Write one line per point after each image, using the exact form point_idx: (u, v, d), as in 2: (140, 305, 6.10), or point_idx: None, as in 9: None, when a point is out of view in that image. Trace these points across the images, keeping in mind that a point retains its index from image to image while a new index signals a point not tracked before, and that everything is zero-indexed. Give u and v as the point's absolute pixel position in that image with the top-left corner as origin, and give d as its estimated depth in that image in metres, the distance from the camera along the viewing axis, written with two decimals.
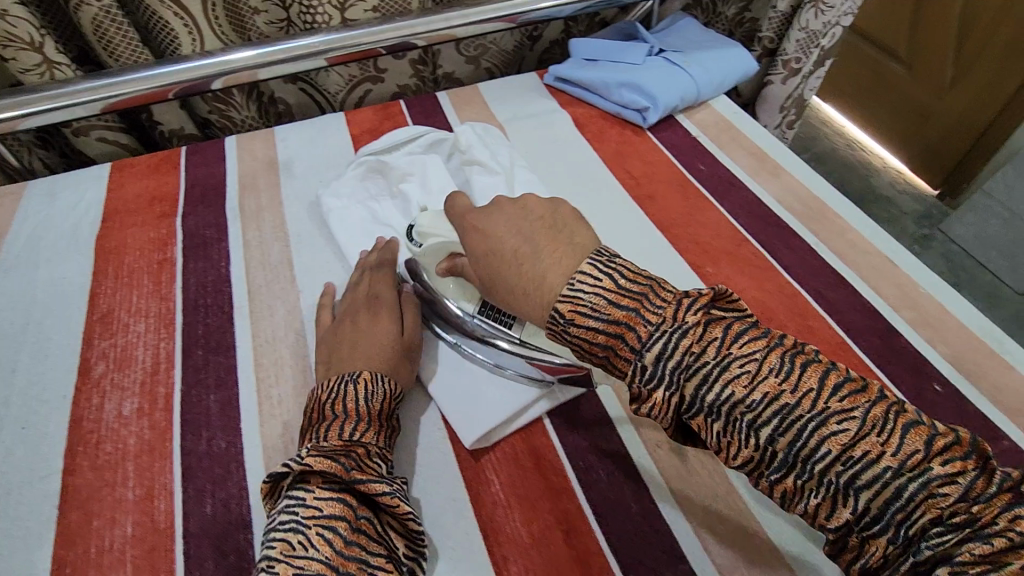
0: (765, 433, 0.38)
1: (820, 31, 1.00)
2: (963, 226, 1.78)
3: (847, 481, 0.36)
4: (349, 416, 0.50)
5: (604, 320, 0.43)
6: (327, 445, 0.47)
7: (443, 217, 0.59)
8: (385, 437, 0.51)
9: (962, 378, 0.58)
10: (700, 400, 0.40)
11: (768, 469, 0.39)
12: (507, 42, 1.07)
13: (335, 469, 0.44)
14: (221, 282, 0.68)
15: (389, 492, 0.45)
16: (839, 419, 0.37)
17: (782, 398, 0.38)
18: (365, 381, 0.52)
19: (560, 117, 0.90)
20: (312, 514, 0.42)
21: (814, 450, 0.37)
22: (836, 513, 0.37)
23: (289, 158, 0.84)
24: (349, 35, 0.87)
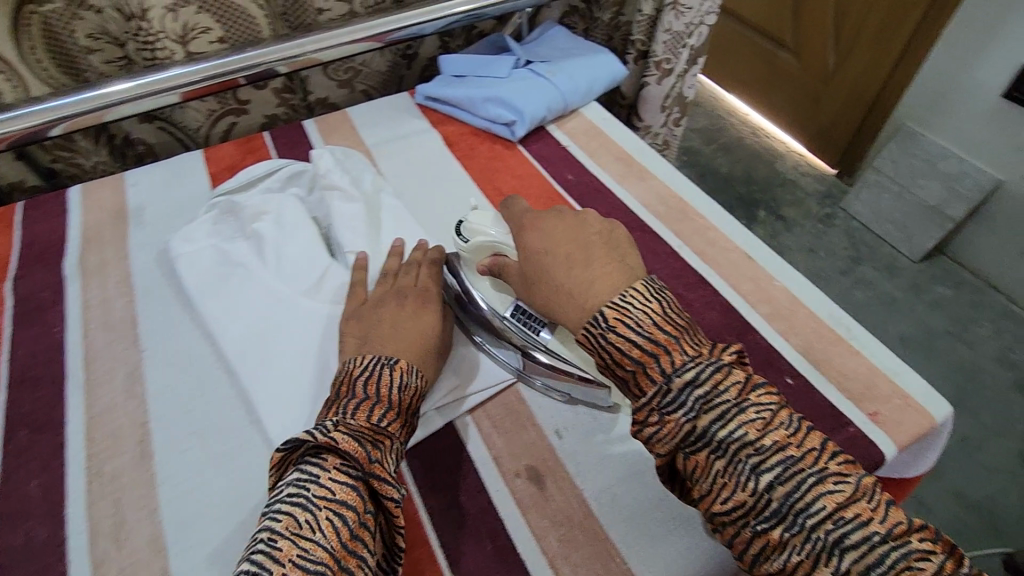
0: (766, 479, 0.42)
1: (684, 31, 1.03)
2: (860, 203, 1.87)
3: (835, 540, 0.40)
4: (380, 400, 0.48)
5: (639, 340, 0.46)
6: (356, 426, 0.46)
7: (492, 218, 0.62)
8: (405, 429, 0.49)
9: (811, 368, 0.59)
10: (710, 436, 0.43)
11: (756, 518, 0.42)
12: (380, 62, 1.04)
13: (360, 455, 0.43)
14: (55, 350, 0.63)
15: (397, 497, 0.44)
16: (837, 480, 0.42)
17: (789, 449, 0.43)
18: (402, 368, 0.50)
19: (430, 137, 0.88)
20: (324, 495, 0.41)
21: (809, 504, 0.41)
22: (814, 569, 0.40)
23: (139, 204, 0.79)
24: (195, 70, 0.82)
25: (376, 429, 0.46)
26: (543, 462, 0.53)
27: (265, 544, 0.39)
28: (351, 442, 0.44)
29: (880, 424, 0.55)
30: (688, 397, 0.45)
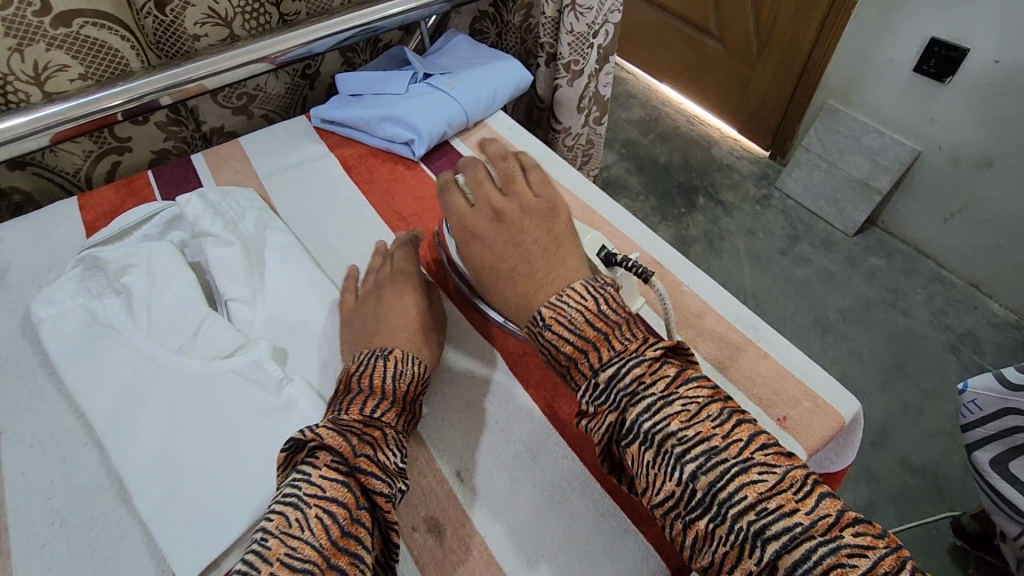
0: (690, 468, 0.40)
1: (586, 31, 1.01)
2: (794, 181, 1.90)
3: (756, 531, 0.37)
4: (373, 392, 0.50)
5: (573, 333, 0.46)
6: (353, 421, 0.46)
7: (474, 181, 0.62)
8: (405, 420, 0.51)
9: (718, 374, 0.58)
10: (637, 425, 0.41)
11: (685, 508, 0.39)
12: (275, 85, 0.99)
13: (344, 447, 0.43)
14: None
15: (389, 493, 0.44)
16: (760, 470, 0.39)
17: (713, 439, 0.40)
18: (399, 359, 0.53)
19: (329, 162, 0.84)
20: (315, 493, 0.41)
21: (732, 494, 0.38)
22: (739, 565, 0.37)
23: (4, 263, 0.72)
24: (52, 112, 0.75)
25: (372, 419, 0.48)
26: (443, 511, 0.50)
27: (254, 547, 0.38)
28: (342, 437, 0.44)
29: (790, 428, 0.54)
30: (614, 391, 0.43)
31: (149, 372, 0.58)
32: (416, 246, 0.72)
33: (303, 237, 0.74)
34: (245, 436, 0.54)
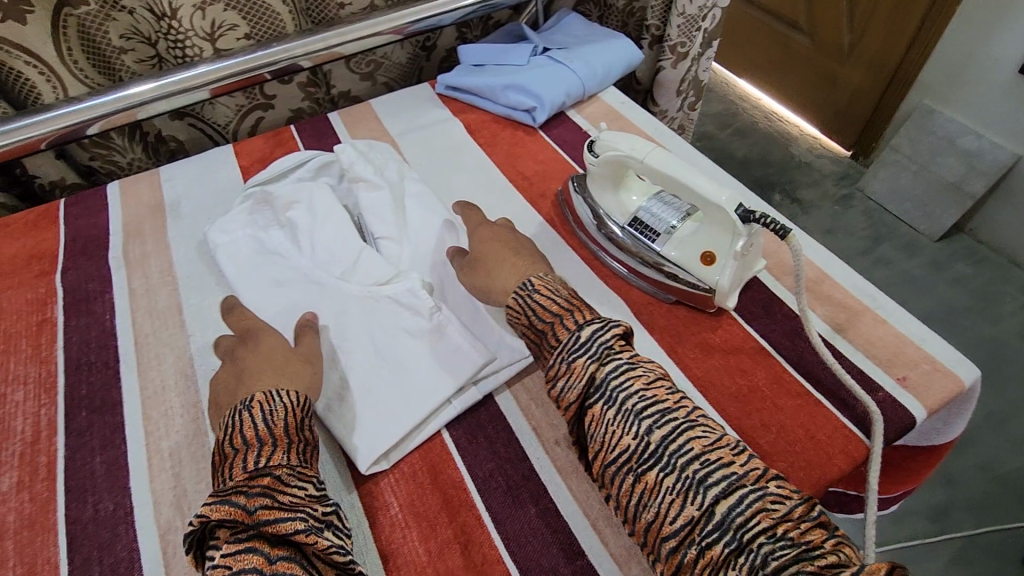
0: (646, 423, 0.46)
1: (699, 14, 1.03)
2: (879, 182, 1.85)
3: (700, 478, 0.42)
4: (250, 445, 0.47)
5: (557, 300, 0.55)
6: (232, 485, 0.44)
7: (625, 134, 0.64)
8: (303, 454, 0.49)
9: (836, 334, 0.60)
10: (606, 384, 0.48)
11: (637, 461, 0.45)
12: (400, 54, 1.05)
13: (234, 515, 0.42)
14: (106, 337, 0.66)
15: (304, 527, 0.43)
16: (704, 429, 0.45)
17: (666, 402, 0.47)
18: (261, 403, 0.49)
19: (453, 125, 0.90)
20: (222, 574, 0.40)
21: (681, 445, 0.44)
22: (682, 510, 0.42)
23: (176, 197, 0.82)
24: (223, 66, 0.84)
25: (259, 471, 0.45)
26: None
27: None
28: (224, 507, 0.43)
29: (910, 388, 0.56)
30: (593, 344, 0.50)
31: (312, 291, 0.65)
32: (540, 204, 0.77)
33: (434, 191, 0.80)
34: (399, 351, 0.60)
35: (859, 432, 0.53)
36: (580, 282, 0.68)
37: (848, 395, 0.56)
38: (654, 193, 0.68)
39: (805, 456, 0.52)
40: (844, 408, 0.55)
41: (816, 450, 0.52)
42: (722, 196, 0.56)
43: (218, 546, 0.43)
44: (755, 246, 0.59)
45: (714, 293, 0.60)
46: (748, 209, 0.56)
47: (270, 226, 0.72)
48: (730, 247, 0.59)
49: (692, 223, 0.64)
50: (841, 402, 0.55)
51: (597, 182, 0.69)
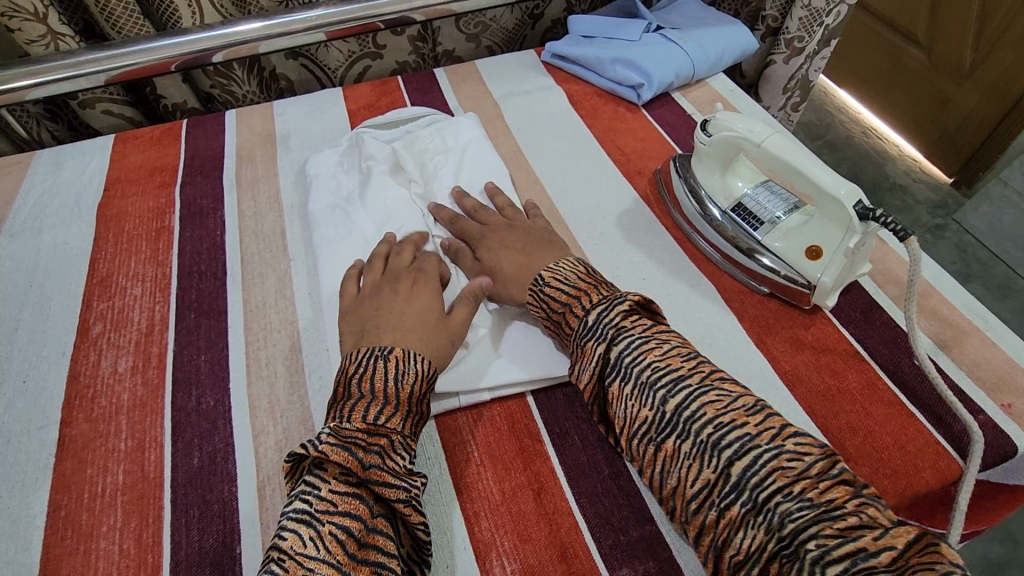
0: (660, 393, 0.46)
1: (823, 9, 0.98)
2: (977, 216, 1.55)
3: (714, 441, 0.42)
4: (377, 397, 0.48)
5: (567, 288, 0.55)
6: (353, 429, 0.45)
7: (742, 115, 0.63)
8: (416, 426, 0.49)
9: (938, 349, 0.58)
10: (620, 359, 0.48)
11: (656, 430, 0.45)
12: (508, 19, 1.05)
13: (350, 463, 0.43)
14: (216, 250, 0.70)
15: (404, 499, 0.44)
16: (720, 392, 0.45)
17: (679, 371, 0.46)
18: (397, 361, 0.50)
19: (555, 94, 0.90)
20: (326, 509, 0.41)
21: (695, 413, 0.44)
22: (700, 474, 0.42)
23: (287, 131, 0.86)
24: (346, 10, 0.87)
25: (377, 428, 0.46)
26: None
27: (275, 566, 0.39)
28: (343, 450, 0.43)
29: (1014, 415, 0.54)
30: (601, 326, 0.51)
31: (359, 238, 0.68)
32: (636, 181, 0.77)
33: (531, 155, 0.81)
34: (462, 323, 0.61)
35: (951, 450, 0.52)
36: (670, 263, 0.67)
37: (946, 413, 0.54)
38: (761, 182, 0.67)
39: (892, 465, 0.51)
40: (939, 424, 0.53)
41: (904, 461, 0.51)
42: (841, 189, 0.55)
43: (322, 479, 0.43)
44: (867, 246, 0.58)
45: (814, 290, 0.59)
46: (867, 206, 0.55)
47: (361, 168, 0.74)
48: (839, 243, 0.57)
49: (799, 215, 0.63)
50: (936, 418, 0.53)
51: (704, 163, 0.68)
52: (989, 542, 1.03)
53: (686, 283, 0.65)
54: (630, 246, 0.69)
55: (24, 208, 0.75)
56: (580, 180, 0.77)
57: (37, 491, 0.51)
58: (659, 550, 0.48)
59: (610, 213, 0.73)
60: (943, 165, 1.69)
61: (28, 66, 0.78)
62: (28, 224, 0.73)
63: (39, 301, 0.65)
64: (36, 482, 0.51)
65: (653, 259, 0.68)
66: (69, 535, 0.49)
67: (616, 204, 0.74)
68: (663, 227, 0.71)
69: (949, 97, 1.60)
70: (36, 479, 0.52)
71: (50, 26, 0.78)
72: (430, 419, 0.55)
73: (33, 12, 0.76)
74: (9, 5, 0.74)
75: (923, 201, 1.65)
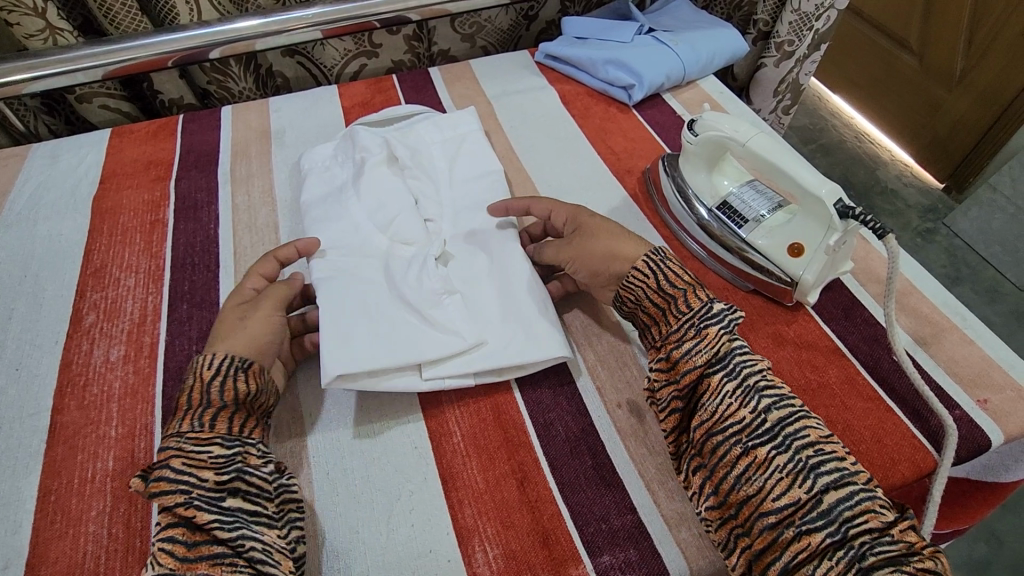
0: (765, 402, 0.47)
1: (813, 13, 0.99)
2: (967, 220, 1.56)
3: (812, 464, 0.44)
4: (179, 411, 0.48)
5: (688, 274, 0.56)
6: (151, 456, 0.46)
7: (727, 114, 0.65)
8: (224, 416, 0.48)
9: (918, 347, 0.59)
10: (732, 359, 0.49)
11: (751, 435, 0.46)
12: (503, 20, 1.07)
13: (137, 485, 0.44)
14: (209, 243, 0.71)
15: (188, 497, 0.42)
16: (818, 420, 0.47)
17: (785, 389, 0.49)
18: (186, 373, 0.50)
19: (548, 93, 0.91)
20: (152, 532, 0.42)
21: (797, 431, 0.46)
22: (789, 490, 0.43)
23: (282, 127, 0.86)
24: (342, 8, 0.88)
25: (163, 440, 0.46)
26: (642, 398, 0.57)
27: None
28: (137, 478, 0.44)
29: (990, 411, 0.55)
30: (722, 320, 0.51)
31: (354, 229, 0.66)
32: (626, 179, 0.78)
33: (523, 154, 0.82)
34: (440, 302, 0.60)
35: (928, 444, 0.53)
36: None
37: (923, 407, 0.55)
38: (747, 181, 0.69)
39: (870, 458, 0.52)
40: (916, 418, 0.54)
41: (881, 454, 0.52)
42: (823, 188, 0.56)
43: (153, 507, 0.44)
44: (848, 245, 0.59)
45: (797, 286, 0.61)
46: (848, 205, 0.56)
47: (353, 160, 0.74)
48: (821, 241, 0.59)
49: (783, 214, 0.64)
50: (914, 413, 0.55)
51: (691, 162, 0.70)
52: (973, 542, 1.04)
53: None
54: None
55: (20, 200, 0.76)
56: (570, 178, 0.78)
57: (27, 476, 0.52)
58: (640, 539, 0.49)
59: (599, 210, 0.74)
60: (935, 171, 1.70)
61: (25, 60, 0.79)
62: (23, 215, 0.74)
63: (33, 290, 0.66)
64: (26, 468, 0.52)
65: None
66: (58, 519, 0.49)
67: (605, 202, 0.75)
68: (651, 225, 0.73)
69: (940, 103, 1.62)
70: (27, 464, 0.52)
71: (49, 21, 0.79)
72: (415, 409, 0.56)
73: (32, 7, 0.77)
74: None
75: (913, 205, 1.67)
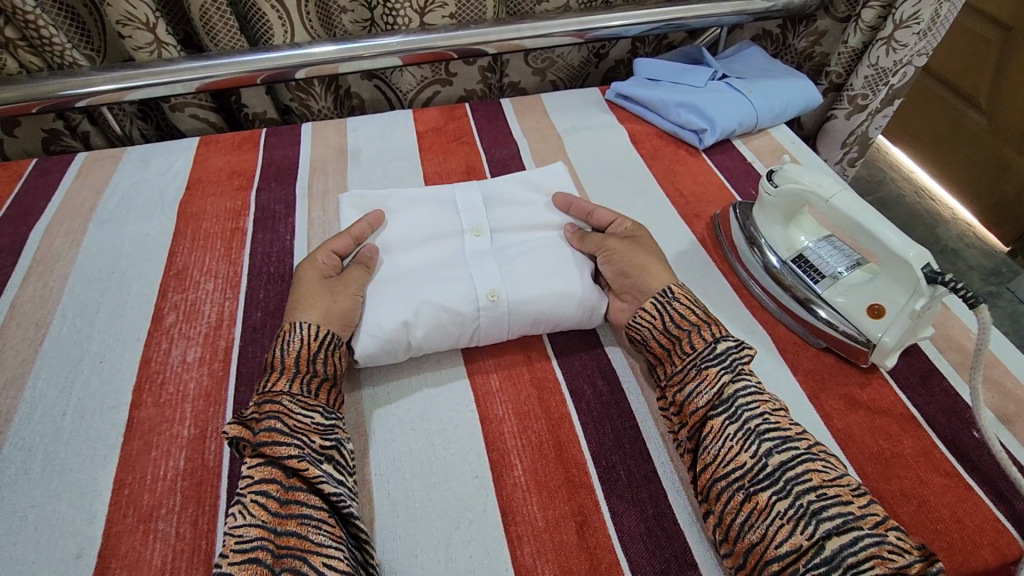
0: (767, 445, 0.48)
1: (890, 69, 0.99)
2: None
3: (814, 509, 0.44)
4: (272, 368, 0.53)
5: (695, 311, 0.57)
6: (250, 407, 0.50)
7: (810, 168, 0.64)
8: (310, 384, 0.53)
9: (1000, 424, 0.57)
10: (733, 400, 0.50)
11: (752, 480, 0.46)
12: (575, 56, 1.09)
13: (243, 434, 0.48)
14: (285, 254, 0.73)
15: (300, 454, 0.47)
16: (826, 463, 0.47)
17: (789, 431, 0.49)
18: (284, 334, 0.55)
19: (618, 132, 0.92)
20: (247, 483, 0.46)
21: (800, 476, 0.46)
22: (791, 537, 0.43)
23: (358, 147, 0.90)
24: (424, 38, 0.92)
25: (268, 395, 0.51)
26: None
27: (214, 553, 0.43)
28: (239, 425, 0.48)
29: None
30: (727, 360, 0.53)
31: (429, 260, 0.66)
32: (694, 223, 0.78)
33: (590, 189, 0.83)
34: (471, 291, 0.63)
35: (1013, 529, 0.50)
36: (727, 308, 0.68)
37: (1008, 489, 0.52)
38: (824, 236, 0.68)
39: (949, 538, 0.49)
40: (999, 501, 0.52)
41: (962, 535, 0.49)
42: (910, 251, 0.55)
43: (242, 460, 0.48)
44: (932, 310, 0.58)
45: (873, 348, 0.59)
46: (936, 270, 0.54)
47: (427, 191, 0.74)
48: (904, 304, 0.57)
49: (862, 272, 0.63)
50: (996, 494, 0.52)
51: (767, 213, 0.69)
52: None
53: (742, 329, 0.65)
54: (685, 287, 0.70)
55: (112, 200, 0.80)
56: (638, 217, 0.78)
57: (104, 468, 0.54)
58: None
59: (666, 252, 0.74)
60: (1000, 232, 1.63)
61: (128, 70, 0.84)
62: (115, 214, 0.78)
63: (119, 287, 0.69)
64: (104, 459, 0.54)
65: (707, 302, 0.68)
66: (130, 513, 0.51)
67: (673, 244, 0.75)
68: (719, 271, 0.72)
69: (1009, 164, 1.56)
70: (104, 455, 0.54)
71: (157, 35, 0.85)
72: (480, 439, 0.56)
73: (144, 22, 0.83)
74: (124, 14, 0.81)
75: (975, 266, 1.60)
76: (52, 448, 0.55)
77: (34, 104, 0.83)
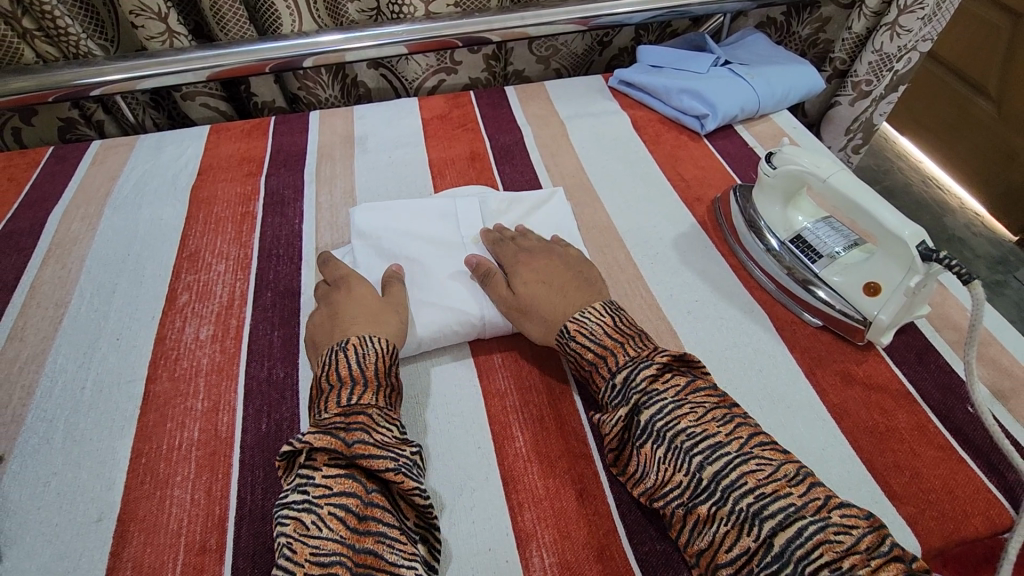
0: (696, 460, 0.46)
1: (894, 55, 0.99)
2: None
3: (755, 511, 0.42)
4: (345, 382, 0.53)
5: (593, 344, 0.55)
6: (331, 418, 0.50)
7: (808, 150, 0.65)
8: (389, 397, 0.54)
9: (995, 400, 0.58)
10: (650, 423, 0.49)
11: (692, 496, 0.45)
12: (578, 44, 1.10)
13: (336, 445, 0.47)
14: (294, 237, 0.75)
15: (395, 465, 0.47)
16: (759, 461, 0.45)
17: (717, 436, 0.47)
18: (356, 346, 0.55)
19: (621, 118, 0.93)
20: (323, 493, 0.45)
21: (734, 481, 0.44)
22: (738, 540, 0.42)
23: (365, 134, 0.91)
24: (429, 26, 0.93)
25: (354, 408, 0.50)
26: None
27: (282, 549, 0.42)
28: (326, 437, 0.47)
29: None
30: (628, 389, 0.51)
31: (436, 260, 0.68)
32: (695, 207, 0.79)
33: (593, 174, 0.84)
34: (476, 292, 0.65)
35: (1003, 499, 0.51)
36: (726, 289, 0.69)
37: (1001, 461, 0.53)
38: (822, 218, 0.69)
39: (940, 507, 0.50)
40: (990, 472, 0.53)
41: (952, 504, 0.51)
42: (905, 230, 0.56)
43: (314, 469, 0.47)
44: (928, 289, 0.58)
45: (869, 326, 0.60)
46: (930, 248, 0.55)
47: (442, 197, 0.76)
48: (900, 282, 0.58)
49: (859, 252, 0.64)
50: (989, 466, 0.53)
51: (766, 194, 0.70)
52: None
53: (742, 308, 0.67)
54: (685, 268, 0.71)
55: (126, 185, 0.82)
56: (639, 202, 0.80)
57: (122, 438, 0.56)
58: None
59: (667, 234, 0.75)
60: (1009, 221, 1.62)
61: (139, 59, 0.86)
62: (129, 200, 0.80)
63: (135, 268, 0.71)
64: (122, 430, 0.56)
65: (706, 283, 0.69)
66: (147, 480, 0.53)
67: (674, 227, 0.76)
68: (719, 252, 0.73)
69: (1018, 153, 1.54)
70: (122, 427, 0.57)
71: (169, 25, 0.87)
72: (482, 415, 0.58)
73: (157, 12, 0.85)
74: (138, 4, 0.83)
75: (982, 256, 1.59)
76: (72, 420, 0.57)
77: (50, 94, 0.85)
